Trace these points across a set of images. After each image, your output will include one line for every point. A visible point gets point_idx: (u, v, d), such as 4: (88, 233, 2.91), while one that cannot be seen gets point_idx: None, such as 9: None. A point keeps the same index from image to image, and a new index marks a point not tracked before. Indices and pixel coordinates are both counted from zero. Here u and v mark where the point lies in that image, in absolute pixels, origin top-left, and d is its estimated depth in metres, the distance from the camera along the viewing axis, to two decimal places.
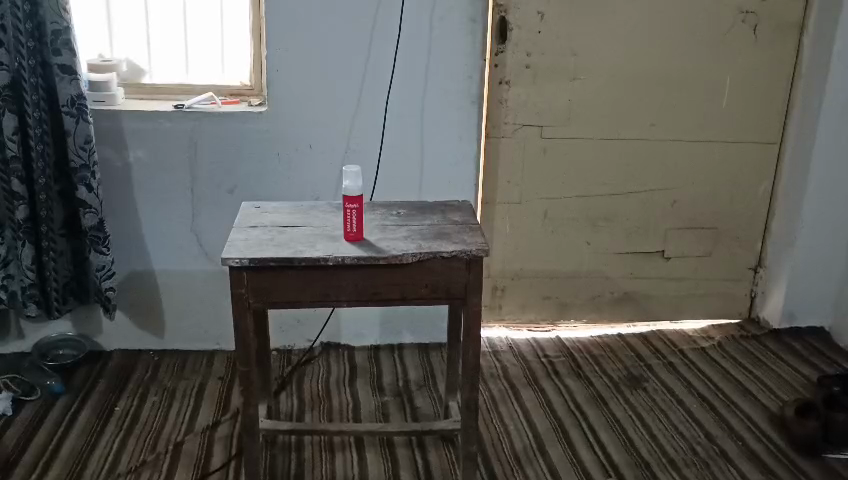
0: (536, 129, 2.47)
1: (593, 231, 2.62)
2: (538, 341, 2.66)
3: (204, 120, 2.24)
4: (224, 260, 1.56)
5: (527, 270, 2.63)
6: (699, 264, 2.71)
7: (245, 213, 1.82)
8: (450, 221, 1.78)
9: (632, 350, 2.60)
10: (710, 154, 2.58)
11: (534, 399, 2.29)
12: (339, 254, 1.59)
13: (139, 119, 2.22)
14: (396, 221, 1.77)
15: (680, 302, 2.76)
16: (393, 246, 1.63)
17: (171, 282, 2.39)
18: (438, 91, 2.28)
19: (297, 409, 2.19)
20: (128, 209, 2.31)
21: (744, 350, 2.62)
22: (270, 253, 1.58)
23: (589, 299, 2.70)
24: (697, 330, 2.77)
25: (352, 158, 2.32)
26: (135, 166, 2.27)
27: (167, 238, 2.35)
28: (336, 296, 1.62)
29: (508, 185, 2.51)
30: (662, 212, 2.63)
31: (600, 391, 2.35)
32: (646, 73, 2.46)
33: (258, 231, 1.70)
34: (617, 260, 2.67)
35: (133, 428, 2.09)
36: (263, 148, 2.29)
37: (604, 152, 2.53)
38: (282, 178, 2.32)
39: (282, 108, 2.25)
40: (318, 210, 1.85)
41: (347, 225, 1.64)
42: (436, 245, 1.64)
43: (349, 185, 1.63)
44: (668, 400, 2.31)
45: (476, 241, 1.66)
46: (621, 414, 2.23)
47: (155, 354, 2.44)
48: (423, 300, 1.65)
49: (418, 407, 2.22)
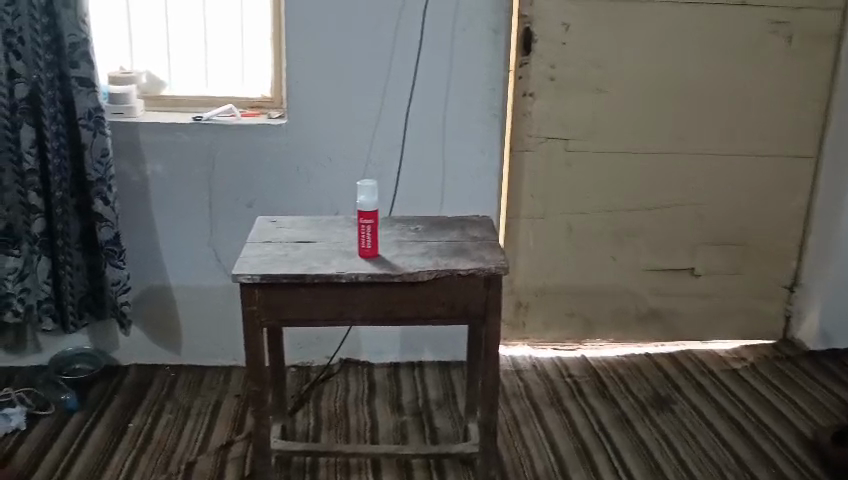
0: (561, 142, 2.40)
1: (617, 245, 2.53)
2: (563, 360, 2.58)
3: (222, 132, 2.21)
4: (235, 276, 1.52)
5: (552, 287, 2.56)
6: (731, 281, 2.61)
7: (260, 227, 1.78)
8: (469, 237, 1.72)
9: (661, 370, 2.51)
10: (742, 169, 2.49)
11: (557, 420, 2.21)
12: (353, 271, 1.54)
13: (157, 132, 2.20)
14: (413, 237, 1.71)
15: (709, 318, 2.64)
16: (409, 263, 1.58)
17: (188, 296, 2.36)
18: (460, 103, 2.23)
19: (313, 429, 2.14)
20: (146, 223, 2.28)
21: (778, 372, 2.52)
22: (282, 269, 1.54)
23: (613, 314, 2.60)
24: (729, 351, 2.67)
25: (371, 171, 2.28)
26: (153, 179, 2.24)
27: (184, 252, 2.32)
28: (351, 314, 1.57)
29: (532, 200, 2.45)
30: (692, 226, 2.53)
31: (626, 412, 2.25)
32: (674, 85, 2.39)
33: (271, 247, 1.65)
34: (644, 277, 2.57)
35: (146, 447, 2.05)
36: (281, 161, 2.25)
37: (631, 166, 2.45)
38: (300, 192, 2.28)
39: (300, 121, 2.21)
40: (335, 225, 1.80)
41: (361, 241, 1.59)
42: (454, 262, 1.57)
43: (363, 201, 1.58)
44: (697, 423, 2.20)
45: (496, 258, 1.60)
46: (647, 436, 2.13)
47: (171, 370, 2.41)
48: (440, 319, 1.58)
49: (437, 427, 2.15)
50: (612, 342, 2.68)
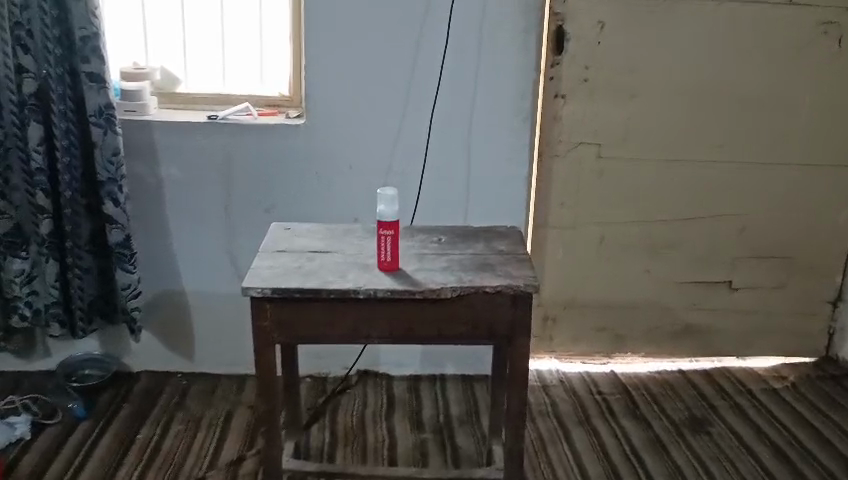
0: (594, 147, 2.28)
1: (652, 258, 2.42)
2: (591, 376, 2.46)
3: (238, 133, 2.12)
4: (246, 290, 1.42)
5: (581, 299, 2.44)
6: (772, 297, 2.49)
7: (274, 235, 1.68)
8: (496, 251, 1.60)
9: (695, 389, 2.38)
10: (786, 178, 2.35)
11: (585, 440, 2.09)
12: (372, 286, 1.43)
13: (172, 131, 2.11)
14: (436, 250, 1.60)
15: (746, 336, 2.53)
16: (431, 278, 1.47)
17: (202, 303, 2.27)
18: (487, 106, 2.11)
19: (328, 444, 2.03)
20: (158, 227, 2.19)
21: (822, 394, 2.38)
22: (295, 283, 1.44)
23: (645, 330, 2.49)
24: (767, 369, 2.54)
25: (393, 178, 2.17)
26: (167, 181, 2.15)
27: (198, 259, 2.23)
28: (367, 333, 1.46)
29: (561, 208, 2.33)
30: (730, 239, 2.41)
31: (659, 435, 2.12)
32: (717, 90, 2.25)
33: (285, 258, 1.55)
34: (678, 291, 2.46)
35: (154, 460, 1.95)
36: (301, 165, 2.15)
37: (668, 173, 2.33)
38: (320, 198, 2.18)
39: (321, 124, 2.11)
40: (353, 234, 1.69)
41: (380, 253, 1.48)
42: (480, 278, 1.46)
43: (383, 211, 1.47)
44: (736, 448, 2.07)
45: (525, 274, 1.48)
46: (683, 461, 2.01)
47: (183, 378, 2.32)
48: (462, 340, 1.47)
49: (459, 447, 2.04)
50: (643, 357, 2.56)
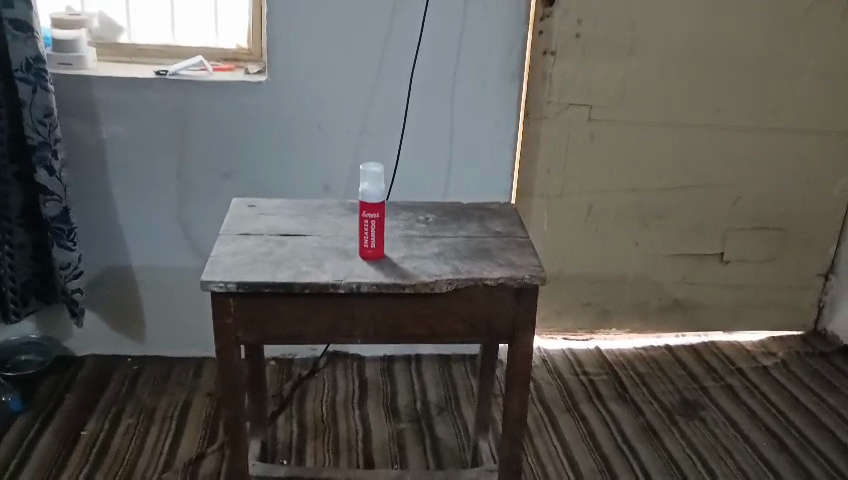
0: (585, 109, 2.11)
1: (643, 230, 2.27)
2: (575, 354, 2.32)
3: (191, 90, 1.87)
4: (205, 284, 1.21)
5: (566, 273, 2.30)
6: (763, 270, 2.37)
7: (236, 214, 1.46)
8: (492, 233, 1.42)
9: (683, 367, 2.26)
10: (784, 146, 2.21)
11: (573, 429, 1.95)
12: (355, 278, 1.23)
13: (114, 88, 1.85)
14: (425, 233, 1.41)
15: (736, 310, 2.42)
16: (422, 268, 1.27)
17: (154, 280, 2.04)
18: (473, 64, 1.90)
19: (297, 439, 1.85)
20: (102, 196, 1.94)
21: (812, 372, 2.29)
22: (264, 275, 1.23)
23: (632, 304, 2.36)
24: (755, 344, 2.43)
25: (368, 143, 1.95)
26: (110, 143, 1.89)
27: (147, 232, 1.99)
28: (349, 331, 1.27)
29: (548, 175, 2.17)
30: (723, 209, 2.27)
31: (651, 421, 2.00)
32: (718, 49, 2.08)
33: (251, 242, 1.33)
34: (669, 264, 2.33)
35: (101, 461, 1.74)
36: (264, 129, 1.91)
37: (663, 140, 2.17)
38: (285, 165, 1.95)
39: (288, 81, 1.88)
40: (327, 212, 1.48)
41: (362, 239, 1.28)
42: (478, 268, 1.27)
43: (364, 190, 1.26)
44: (731, 436, 1.96)
45: (529, 263, 1.30)
46: (677, 451, 1.89)
47: (134, 363, 2.10)
48: (457, 339, 1.29)
49: (439, 438, 1.88)
50: (627, 332, 2.43)
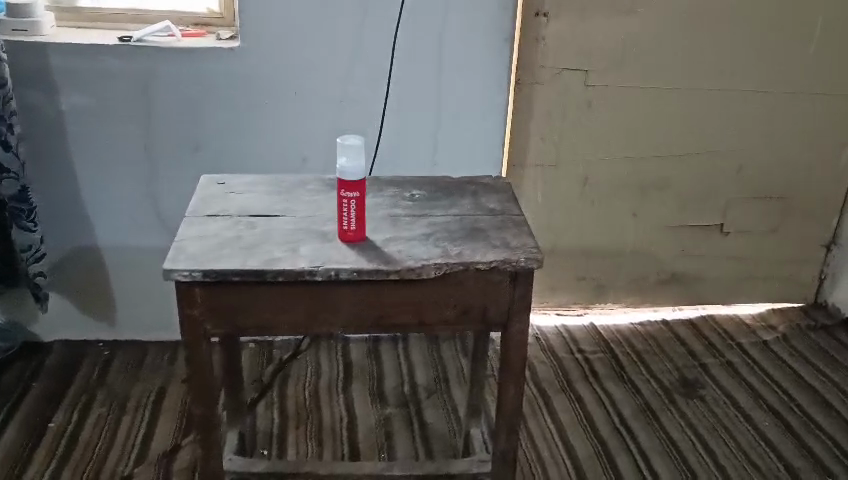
0: (580, 74, 1.99)
1: (640, 201, 2.17)
2: (569, 331, 2.23)
3: (158, 57, 1.73)
4: (167, 273, 1.09)
5: (560, 246, 2.20)
6: (765, 241, 2.28)
7: (205, 192, 1.34)
8: (484, 211, 1.31)
9: (682, 345, 2.18)
10: (788, 111, 2.11)
11: (569, 412, 1.86)
12: (334, 263, 1.12)
13: (73, 55, 1.71)
14: (411, 211, 1.30)
15: (736, 282, 2.33)
16: (407, 251, 1.16)
17: (123, 260, 1.92)
18: (460, 26, 1.77)
19: (278, 427, 1.75)
20: (65, 172, 1.81)
21: (814, 346, 2.21)
22: (233, 262, 1.11)
23: (628, 276, 2.27)
24: (755, 317, 2.35)
25: (348, 112, 1.83)
26: (71, 115, 1.76)
27: (115, 210, 1.87)
28: (328, 321, 1.16)
29: (541, 143, 2.06)
30: (723, 177, 2.17)
31: (649, 401, 1.90)
32: (721, 9, 1.95)
33: (219, 225, 1.22)
34: (667, 236, 2.23)
35: (69, 455, 1.64)
36: (237, 98, 1.79)
37: (662, 105, 2.05)
38: (261, 136, 1.83)
39: (261, 46, 1.74)
40: (305, 189, 1.37)
41: (342, 220, 1.17)
42: (469, 250, 1.17)
43: (343, 167, 1.14)
44: (731, 415, 1.88)
45: (524, 243, 1.20)
46: (677, 433, 1.79)
47: (105, 347, 1.99)
48: (447, 327, 1.19)
49: (428, 424, 1.78)
50: (624, 307, 2.34)
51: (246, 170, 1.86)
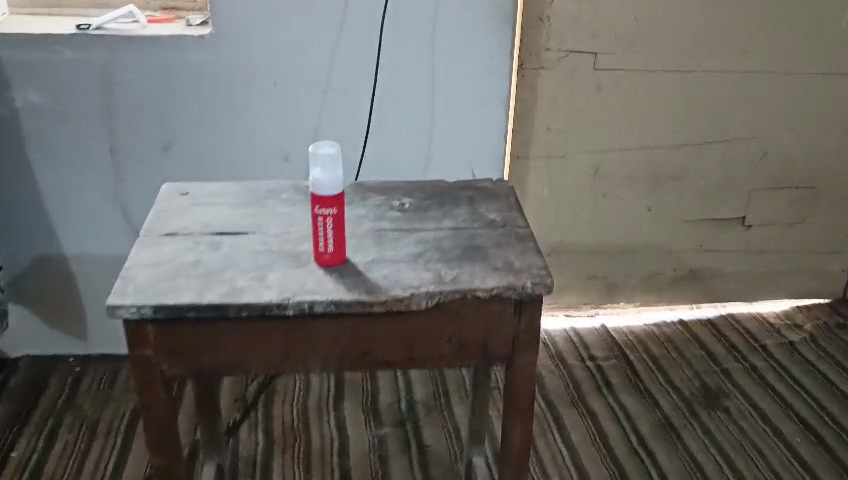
0: (588, 56, 1.81)
1: (655, 193, 1.99)
2: (579, 334, 2.07)
3: (119, 46, 1.56)
4: (111, 309, 0.93)
5: (568, 244, 2.03)
6: (790, 234, 2.10)
7: (165, 204, 1.17)
8: (483, 223, 1.14)
9: (700, 348, 2.01)
10: (817, 93, 1.92)
11: (581, 430, 1.70)
12: (307, 293, 0.96)
13: (25, 46, 1.54)
14: (399, 226, 1.12)
15: (759, 278, 2.15)
16: (395, 276, 1.00)
17: (92, 270, 1.76)
18: (455, 6, 1.59)
19: (262, 453, 1.60)
20: (22, 175, 1.65)
21: (845, 347, 2.04)
22: (189, 294, 0.95)
23: (642, 274, 2.10)
24: (779, 315, 2.18)
25: (332, 103, 1.65)
26: (27, 112, 1.59)
27: (78, 216, 1.70)
28: (304, 359, 1.00)
29: (546, 133, 1.88)
30: (746, 166, 1.99)
31: (668, 415, 1.75)
32: None
33: (177, 246, 1.05)
34: (684, 231, 2.06)
35: None
36: (208, 90, 1.61)
37: (679, 89, 1.87)
38: (237, 132, 1.65)
39: (233, 32, 1.56)
40: (279, 199, 1.20)
41: (317, 241, 1.00)
42: (466, 274, 1.00)
43: (316, 179, 0.97)
44: (759, 429, 1.72)
45: (531, 264, 1.03)
46: (700, 453, 1.65)
47: (76, 364, 1.83)
48: (443, 363, 1.02)
49: (426, 446, 1.63)
50: (637, 307, 2.17)
51: (221, 170, 1.69)
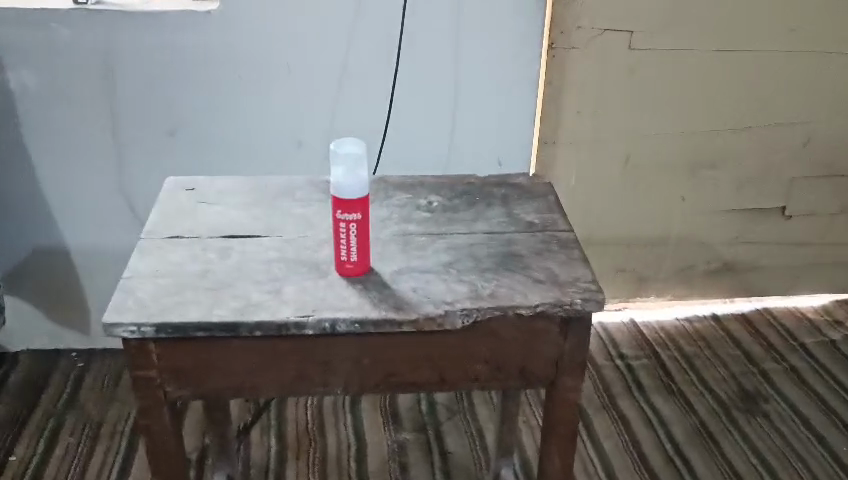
0: (624, 35, 1.68)
1: (691, 182, 1.87)
2: (607, 330, 1.97)
3: (121, 24, 1.44)
4: (108, 329, 0.83)
5: (597, 235, 1.92)
6: (832, 226, 1.98)
7: (168, 203, 1.07)
8: (519, 226, 1.03)
9: (737, 347, 1.90)
10: None
11: (612, 437, 1.60)
12: (328, 310, 0.85)
13: (20, 23, 1.42)
14: (428, 230, 1.01)
15: (797, 272, 2.04)
16: (425, 290, 0.89)
17: (94, 262, 1.65)
18: None
19: (275, 460, 1.51)
20: (19, 162, 1.54)
21: None
22: (196, 311, 0.85)
23: (673, 267, 1.99)
24: (816, 311, 2.08)
25: (349, 86, 1.53)
26: (22, 95, 1.48)
27: (79, 205, 1.59)
28: (323, 382, 0.90)
29: (577, 118, 1.76)
30: (788, 154, 1.87)
31: (704, 421, 1.65)
32: None
33: (182, 253, 0.95)
34: (720, 222, 1.94)
35: None
36: (217, 71, 1.49)
37: (719, 71, 1.74)
38: (248, 117, 1.54)
39: (242, 9, 1.44)
40: (293, 197, 1.09)
41: (340, 250, 0.89)
42: (505, 287, 0.89)
43: (338, 181, 0.86)
44: (801, 436, 1.62)
45: (578, 276, 0.92)
46: (740, 462, 1.55)
47: (79, 359, 1.74)
48: (478, 386, 0.92)
49: (449, 452, 1.54)
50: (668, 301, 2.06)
51: (231, 158, 1.58)
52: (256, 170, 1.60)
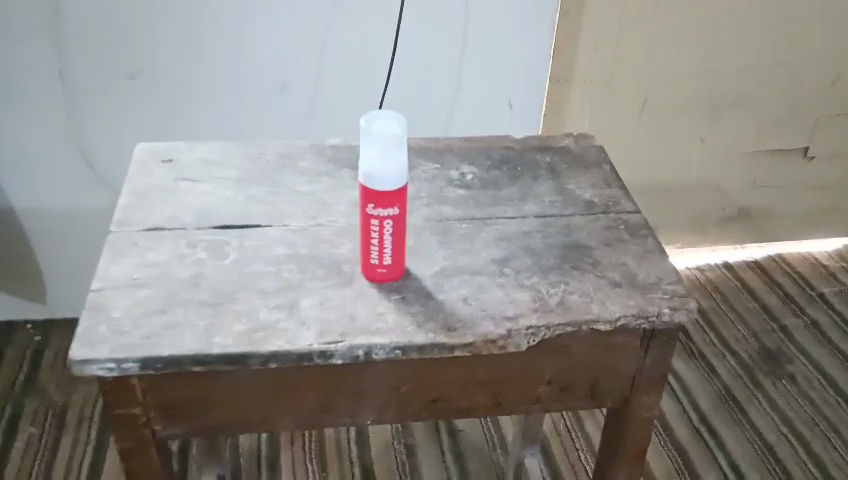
0: None
1: (710, 123, 1.68)
2: None
3: None
4: (78, 367, 0.63)
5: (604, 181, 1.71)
6: None
7: (139, 179, 0.86)
8: (575, 207, 0.85)
9: (755, 302, 1.79)
10: None
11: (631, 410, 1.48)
12: (362, 334, 0.67)
13: None
14: (467, 214, 0.83)
15: (815, 217, 1.90)
16: (479, 300, 0.71)
17: (45, 225, 1.43)
18: None
19: (267, 448, 1.34)
20: None
21: None
22: (193, 338, 0.66)
23: (685, 217, 1.83)
24: (831, 257, 1.96)
25: (341, 20, 1.30)
26: None
27: (26, 160, 1.35)
28: (351, 413, 0.73)
29: (594, 53, 1.52)
30: (818, 91, 1.68)
31: (728, 386, 1.55)
32: None
33: (167, 253, 0.75)
34: (738, 164, 1.76)
35: None
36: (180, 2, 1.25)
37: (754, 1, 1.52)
38: (222, 56, 1.31)
39: None
40: (296, 170, 0.89)
41: (370, 251, 0.71)
42: (576, 295, 0.72)
43: (367, 166, 0.67)
44: (830, 401, 1.53)
45: (661, 277, 0.75)
46: (771, 432, 1.45)
47: (34, 332, 1.53)
48: (537, 410, 0.76)
49: (459, 432, 1.39)
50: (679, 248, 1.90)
51: (201, 105, 1.35)
52: (228, 123, 1.37)
